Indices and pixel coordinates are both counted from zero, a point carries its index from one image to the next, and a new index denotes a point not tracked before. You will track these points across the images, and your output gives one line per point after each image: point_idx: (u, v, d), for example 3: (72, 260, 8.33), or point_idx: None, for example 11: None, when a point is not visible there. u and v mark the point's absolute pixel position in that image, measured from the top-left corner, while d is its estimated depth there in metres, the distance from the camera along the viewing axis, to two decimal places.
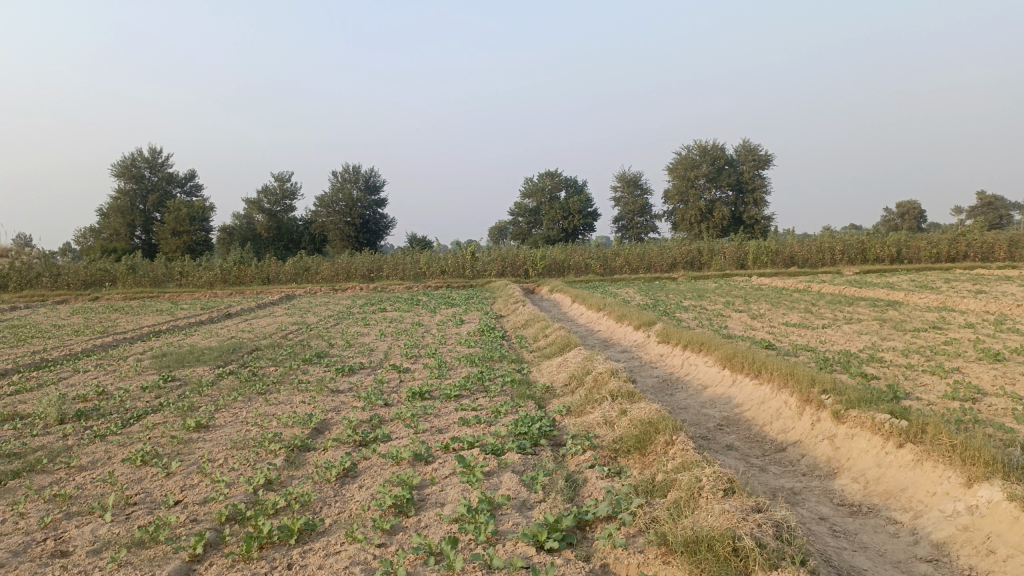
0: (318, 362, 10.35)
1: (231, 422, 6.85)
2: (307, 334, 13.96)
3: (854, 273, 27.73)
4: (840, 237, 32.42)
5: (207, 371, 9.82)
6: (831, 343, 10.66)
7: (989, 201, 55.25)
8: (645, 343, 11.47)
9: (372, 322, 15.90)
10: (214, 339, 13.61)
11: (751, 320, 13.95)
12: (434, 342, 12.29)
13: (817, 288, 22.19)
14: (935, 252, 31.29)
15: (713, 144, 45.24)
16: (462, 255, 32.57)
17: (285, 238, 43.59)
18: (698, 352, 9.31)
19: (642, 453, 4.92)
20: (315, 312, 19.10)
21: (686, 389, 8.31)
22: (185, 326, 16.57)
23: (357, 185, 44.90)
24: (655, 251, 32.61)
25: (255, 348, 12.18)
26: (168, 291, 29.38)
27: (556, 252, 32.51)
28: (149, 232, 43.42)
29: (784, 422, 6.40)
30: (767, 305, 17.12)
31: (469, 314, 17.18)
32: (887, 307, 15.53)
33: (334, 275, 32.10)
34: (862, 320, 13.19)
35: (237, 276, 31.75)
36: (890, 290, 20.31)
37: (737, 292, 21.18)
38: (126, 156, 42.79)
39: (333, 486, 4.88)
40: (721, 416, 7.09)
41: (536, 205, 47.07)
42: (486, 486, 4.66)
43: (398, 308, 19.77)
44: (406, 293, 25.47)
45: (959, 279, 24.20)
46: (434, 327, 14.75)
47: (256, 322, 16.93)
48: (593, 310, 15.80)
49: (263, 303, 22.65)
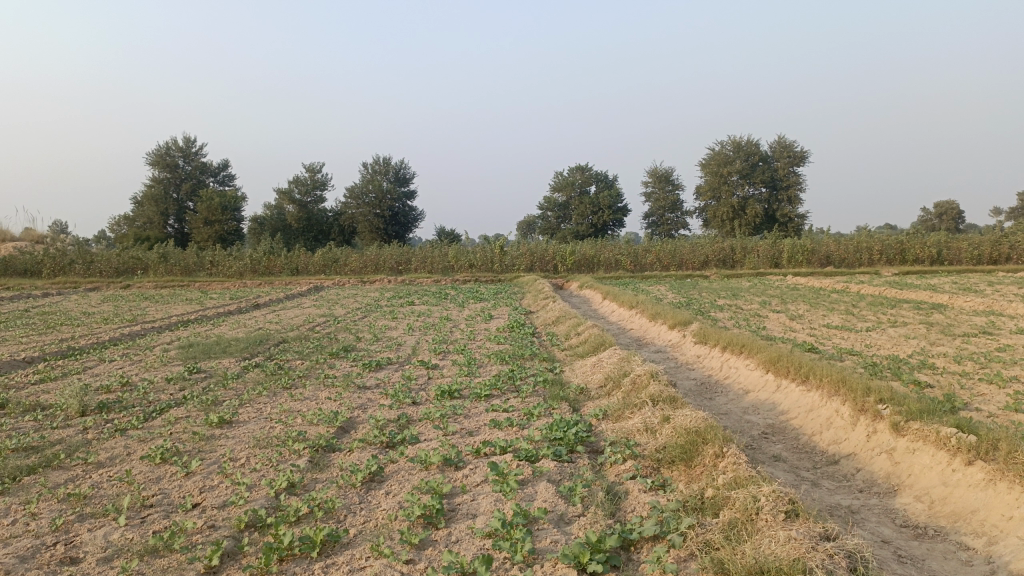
0: (345, 356, 10.13)
1: (254, 418, 6.63)
2: (335, 327, 13.77)
3: (893, 274, 26.97)
4: (878, 236, 31.61)
5: (232, 363, 9.64)
6: (877, 347, 10.19)
7: None
8: (680, 344, 11.11)
9: (400, 315, 15.69)
10: (241, 330, 13.49)
11: (790, 321, 13.48)
12: (463, 337, 12.02)
13: (856, 288, 21.55)
14: (977, 254, 30.35)
15: (747, 140, 44.42)
16: (491, 249, 32.28)
17: (314, 229, 43.68)
18: (738, 354, 8.93)
19: (687, 465, 4.58)
20: (344, 304, 18.94)
21: (726, 393, 7.95)
22: (213, 316, 16.51)
23: (386, 177, 44.85)
24: (687, 248, 32.07)
25: (282, 339, 12.01)
26: (198, 280, 29.51)
27: (586, 248, 32.10)
28: (181, 221, 43.74)
29: (835, 433, 6.02)
30: (805, 305, 16.61)
31: (498, 309, 16.90)
32: (932, 310, 14.95)
33: (362, 267, 32.06)
34: (907, 324, 12.66)
35: (266, 266, 31.84)
36: (933, 292, 19.64)
37: (773, 292, 20.64)
38: (160, 145, 43.16)
39: (358, 492, 4.61)
40: (766, 424, 6.72)
41: (566, 199, 46.65)
42: (520, 497, 4.36)
43: (426, 301, 19.55)
44: (434, 286, 25.27)
45: (1004, 282, 23.38)
46: (463, 321, 14.50)
47: (284, 313, 16.81)
48: (625, 308, 15.45)
49: (291, 294, 22.58)
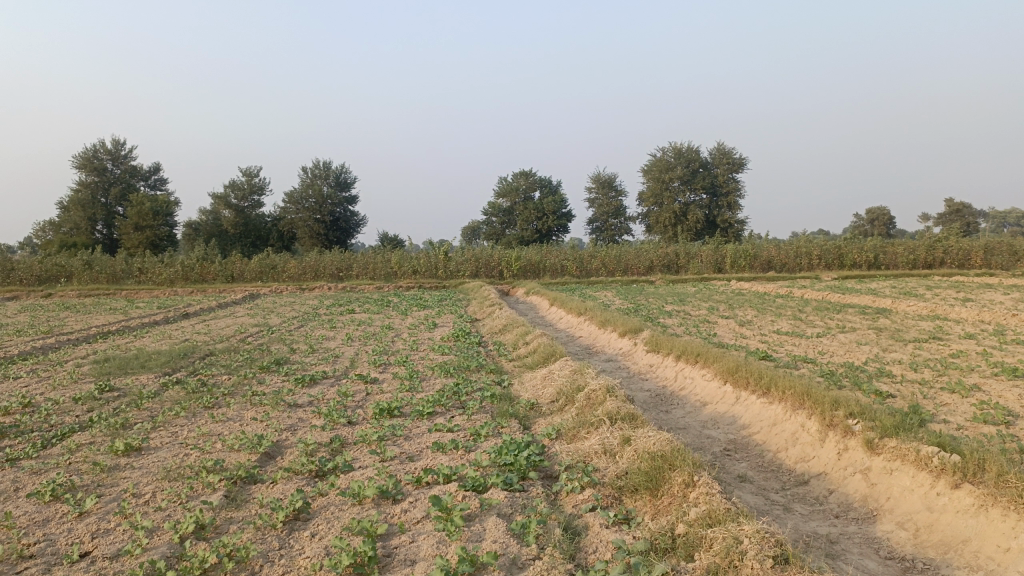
0: (276, 370, 9.41)
1: (167, 445, 5.91)
2: (269, 338, 12.97)
3: (833, 279, 27.30)
4: (818, 242, 32.07)
5: (151, 380, 8.82)
6: (830, 354, 9.96)
7: (957, 208, 55.65)
8: (631, 353, 10.69)
9: (339, 325, 14.94)
10: (165, 342, 12.59)
11: (740, 327, 13.25)
12: (405, 348, 11.40)
13: (799, 293, 21.62)
14: (912, 258, 31.00)
15: (688, 146, 44.75)
16: (435, 255, 31.62)
17: (252, 234, 42.31)
18: (693, 364, 8.54)
19: (653, 495, 4.10)
20: (280, 313, 18.07)
21: (682, 406, 7.53)
22: (137, 327, 15.48)
23: (327, 182, 43.73)
24: (632, 253, 31.98)
25: (209, 352, 11.18)
26: (126, 289, 28.07)
27: (532, 253, 31.73)
28: (111, 226, 41.83)
29: (802, 449, 5.63)
30: (753, 310, 16.46)
31: (441, 317, 16.29)
32: (877, 315, 14.94)
33: (301, 273, 31.02)
34: (857, 329, 12.53)
35: (200, 273, 30.54)
36: (874, 296, 19.78)
37: (719, 297, 20.53)
38: (87, 148, 41.26)
39: (279, 534, 3.99)
40: (727, 439, 6.30)
41: (510, 205, 46.24)
42: (467, 536, 3.81)
43: (366, 309, 18.80)
44: (376, 293, 24.48)
45: (939, 285, 23.79)
46: (405, 331, 13.85)
47: (215, 322, 15.89)
48: (572, 315, 15.01)
49: (225, 301, 21.54)
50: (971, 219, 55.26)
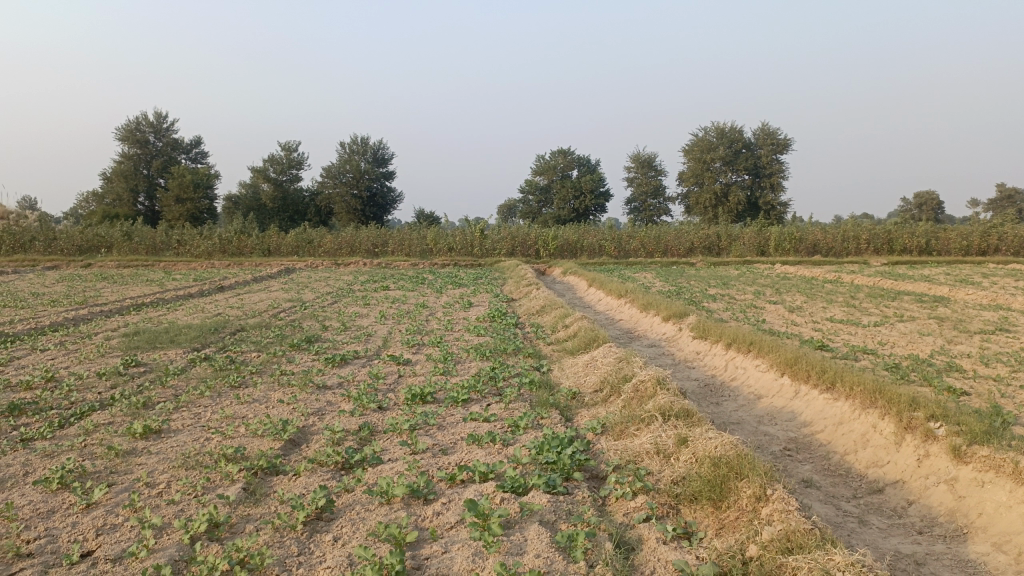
0: (307, 348, 9.08)
1: (188, 428, 5.59)
2: (301, 314, 12.68)
3: (882, 264, 26.27)
4: (866, 226, 30.97)
5: (179, 356, 8.54)
6: (892, 345, 9.33)
7: (1009, 194, 53.63)
8: (676, 339, 10.17)
9: (373, 302, 14.63)
10: (197, 316, 12.35)
11: (789, 313, 12.63)
12: (440, 327, 11.01)
13: (848, 279, 20.78)
14: (965, 245, 29.76)
15: (731, 126, 43.57)
16: (472, 232, 31.21)
17: (290, 208, 42.34)
18: (746, 353, 8.01)
19: (716, 507, 3.64)
20: (314, 288, 17.81)
21: (734, 399, 7.02)
22: (171, 300, 15.33)
23: (364, 157, 43.50)
24: (672, 234, 31.25)
25: (240, 327, 10.91)
26: (164, 260, 28.18)
27: (569, 232, 31.16)
28: (152, 198, 42.13)
29: (875, 453, 5.12)
30: (802, 296, 15.75)
31: (477, 296, 15.86)
32: (935, 303, 14.16)
33: (337, 249, 30.86)
34: (916, 318, 11.83)
35: (237, 246, 30.56)
36: (929, 283, 18.90)
37: (764, 282, 19.79)
38: (130, 120, 41.49)
39: (299, 536, 3.60)
40: (786, 438, 5.79)
41: (548, 183, 45.59)
42: (506, 549, 3.39)
43: (401, 286, 18.47)
44: (412, 270, 24.19)
45: (996, 274, 22.72)
46: (440, 310, 13.46)
47: (248, 297, 15.68)
48: (612, 297, 14.51)
49: (260, 276, 21.39)
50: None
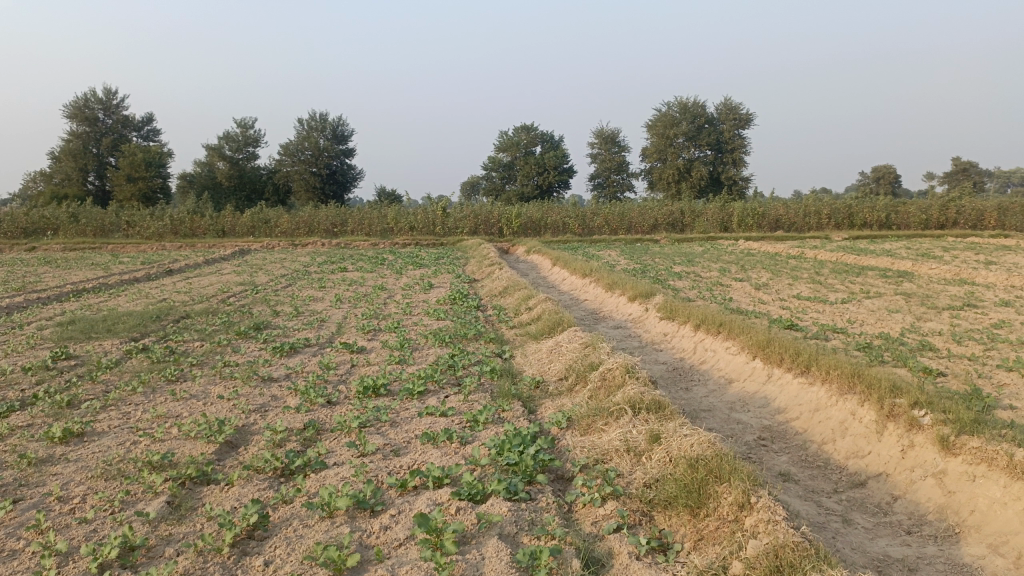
0: (254, 337, 8.56)
1: (115, 430, 5.10)
2: (252, 298, 12.09)
3: (844, 239, 26.34)
4: (827, 201, 31.07)
5: (114, 348, 7.98)
6: (861, 323, 9.11)
7: (963, 168, 54.48)
8: (642, 320, 9.84)
9: (329, 285, 14.07)
10: (142, 303, 11.69)
11: (756, 291, 12.41)
12: (397, 311, 10.54)
13: (812, 254, 20.71)
14: (924, 218, 30.00)
15: (694, 101, 43.34)
16: (433, 210, 30.58)
17: (247, 187, 41.21)
18: (715, 334, 7.70)
19: (695, 514, 3.28)
20: (269, 271, 17.16)
21: (704, 384, 6.70)
22: (116, 285, 14.60)
23: (323, 134, 42.44)
24: (636, 211, 30.99)
25: (185, 314, 10.32)
26: (113, 242, 27.12)
27: (533, 210, 30.71)
28: (103, 177, 40.65)
29: (855, 442, 4.84)
30: (767, 272, 15.55)
31: (438, 277, 15.38)
32: (900, 278, 14.07)
33: (295, 228, 30.04)
34: (883, 295, 11.67)
35: (189, 227, 29.57)
36: (892, 258, 18.87)
37: (728, 258, 19.62)
38: (77, 96, 39.88)
39: (225, 562, 3.17)
40: (760, 426, 5.48)
41: (511, 159, 45.01)
42: (460, 571, 3.00)
43: (359, 267, 17.91)
44: (372, 250, 23.56)
45: (956, 247, 22.87)
46: (399, 292, 12.98)
47: (198, 280, 15.00)
48: (577, 276, 14.15)
49: (213, 258, 20.63)
50: (977, 178, 54.11)
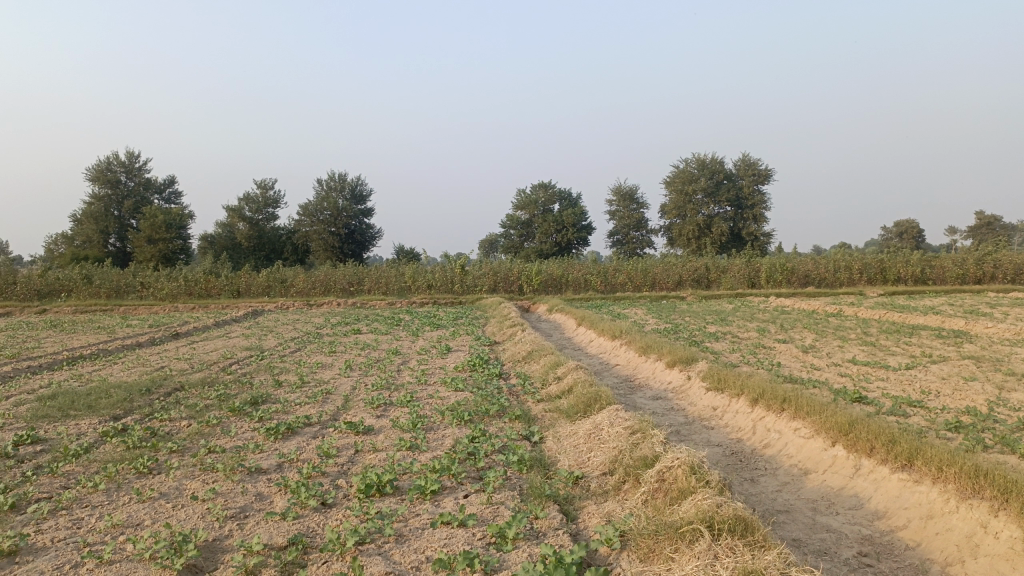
0: (249, 413, 7.58)
1: (56, 547, 4.12)
2: (256, 366, 11.16)
3: (880, 295, 25.17)
4: (858, 255, 29.97)
5: (89, 430, 7.01)
6: (938, 395, 7.99)
7: (988, 222, 53.23)
8: (685, 390, 8.76)
9: (340, 349, 13.14)
10: (136, 372, 10.79)
11: (804, 355, 11.29)
12: (411, 380, 9.56)
13: (850, 311, 19.58)
14: (961, 273, 28.71)
15: (712, 157, 42.77)
16: (451, 268, 29.82)
17: (266, 247, 40.84)
18: (778, 412, 6.65)
19: None
20: (279, 334, 16.28)
21: (773, 475, 5.63)
22: (116, 351, 13.74)
23: (342, 194, 42.12)
24: (659, 267, 30.06)
25: (180, 385, 9.38)
26: (126, 304, 26.49)
27: (553, 267, 29.89)
28: (124, 239, 40.46)
29: (994, 566, 3.77)
30: (810, 333, 14.45)
31: (457, 339, 14.41)
32: (958, 339, 12.89)
33: (311, 288, 29.32)
34: (949, 359, 10.51)
35: (204, 288, 28.90)
36: (939, 316, 17.67)
37: (762, 316, 18.55)
38: (100, 159, 40.05)
39: None
40: (859, 538, 4.41)
41: (529, 217, 44.42)
42: None
43: (374, 329, 17.00)
44: (387, 310, 22.77)
45: (1001, 303, 21.60)
46: (414, 357, 12.00)
47: (202, 345, 14.12)
48: (606, 338, 13.14)
49: (222, 320, 19.84)
50: (1003, 232, 52.66)
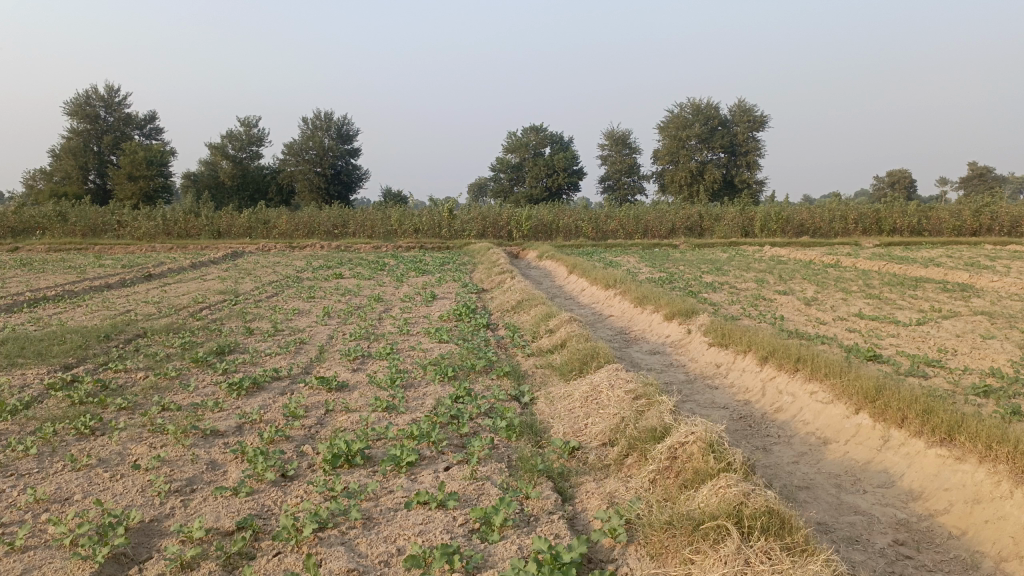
0: (213, 363, 6.94)
1: None
2: (229, 311, 10.47)
3: (875, 246, 24.62)
4: (853, 205, 29.36)
5: (35, 381, 6.37)
6: (957, 353, 7.44)
7: (981, 173, 52.50)
8: (685, 345, 8.19)
9: (320, 294, 12.47)
10: (100, 317, 10.08)
11: (807, 308, 10.71)
12: (392, 331, 8.93)
13: (847, 262, 19.02)
14: (957, 225, 28.12)
15: (707, 101, 41.65)
16: (439, 212, 28.97)
17: (250, 187, 39.76)
18: (791, 373, 6.07)
19: None
20: (257, 277, 15.54)
21: (788, 444, 5.07)
22: (81, 292, 12.99)
23: (328, 134, 40.85)
24: (652, 214, 29.37)
25: (143, 332, 8.70)
26: (102, 243, 25.56)
27: (543, 212, 29.13)
28: (104, 176, 39.19)
29: None
30: (810, 285, 13.87)
31: (442, 286, 13.75)
32: (965, 293, 12.33)
33: (294, 230, 28.44)
34: (960, 315, 9.96)
35: (183, 228, 27.99)
36: (940, 268, 17.12)
37: (758, 266, 17.97)
38: (78, 93, 38.51)
39: None
40: (894, 523, 3.86)
41: (519, 161, 43.38)
42: None
43: (356, 274, 16.32)
44: (372, 254, 22.05)
45: (1000, 256, 21.08)
46: (397, 304, 11.37)
47: (176, 288, 13.39)
48: (599, 287, 12.53)
49: (200, 261, 19.05)
50: (995, 183, 52.13)
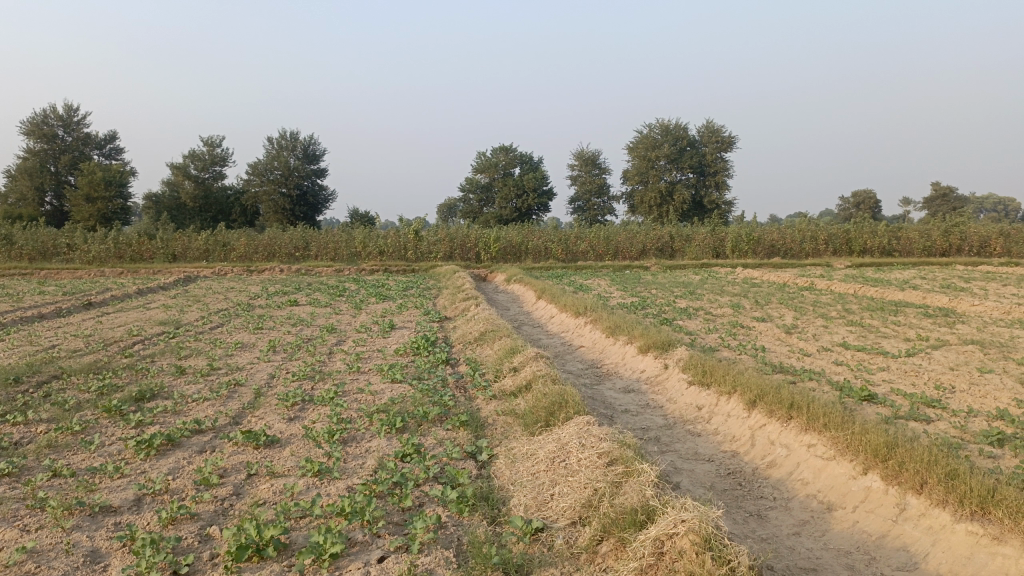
0: (128, 414, 6.05)
1: None
2: (166, 345, 9.53)
3: (847, 267, 24.29)
4: (823, 225, 29.13)
5: None
6: (955, 391, 6.82)
7: (944, 193, 52.94)
8: (661, 382, 7.49)
9: (271, 325, 11.58)
10: (19, 354, 9.08)
11: (787, 337, 10.09)
12: (341, 369, 8.09)
13: (822, 284, 18.57)
14: (927, 245, 27.94)
15: (675, 121, 41.46)
16: (405, 233, 28.12)
17: (212, 208, 38.60)
18: (784, 421, 5.38)
19: None
20: (208, 305, 14.59)
21: (786, 511, 4.37)
22: (10, 325, 11.94)
23: (293, 154, 39.86)
24: (623, 235, 28.85)
25: (61, 374, 7.75)
26: (49, 268, 24.30)
27: (512, 233, 28.44)
28: (60, 197, 37.74)
29: None
30: (789, 310, 13.29)
31: (402, 314, 12.93)
32: (949, 320, 11.79)
33: (254, 252, 27.40)
34: (951, 344, 9.38)
35: (137, 251, 26.79)
36: (916, 291, 16.69)
37: (732, 289, 17.42)
38: (34, 112, 37.15)
39: None
40: None
41: (488, 181, 42.77)
42: None
43: (313, 300, 15.43)
44: (333, 278, 21.18)
45: (973, 277, 20.81)
46: (351, 336, 10.54)
47: (116, 319, 12.39)
48: (569, 315, 11.83)
49: (148, 287, 18.01)
50: (957, 203, 52.64)
